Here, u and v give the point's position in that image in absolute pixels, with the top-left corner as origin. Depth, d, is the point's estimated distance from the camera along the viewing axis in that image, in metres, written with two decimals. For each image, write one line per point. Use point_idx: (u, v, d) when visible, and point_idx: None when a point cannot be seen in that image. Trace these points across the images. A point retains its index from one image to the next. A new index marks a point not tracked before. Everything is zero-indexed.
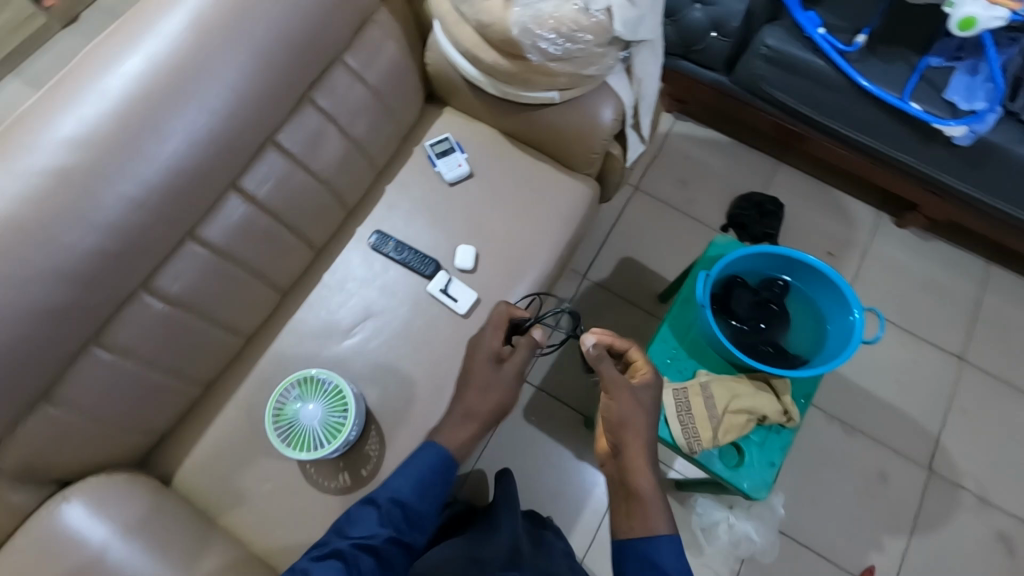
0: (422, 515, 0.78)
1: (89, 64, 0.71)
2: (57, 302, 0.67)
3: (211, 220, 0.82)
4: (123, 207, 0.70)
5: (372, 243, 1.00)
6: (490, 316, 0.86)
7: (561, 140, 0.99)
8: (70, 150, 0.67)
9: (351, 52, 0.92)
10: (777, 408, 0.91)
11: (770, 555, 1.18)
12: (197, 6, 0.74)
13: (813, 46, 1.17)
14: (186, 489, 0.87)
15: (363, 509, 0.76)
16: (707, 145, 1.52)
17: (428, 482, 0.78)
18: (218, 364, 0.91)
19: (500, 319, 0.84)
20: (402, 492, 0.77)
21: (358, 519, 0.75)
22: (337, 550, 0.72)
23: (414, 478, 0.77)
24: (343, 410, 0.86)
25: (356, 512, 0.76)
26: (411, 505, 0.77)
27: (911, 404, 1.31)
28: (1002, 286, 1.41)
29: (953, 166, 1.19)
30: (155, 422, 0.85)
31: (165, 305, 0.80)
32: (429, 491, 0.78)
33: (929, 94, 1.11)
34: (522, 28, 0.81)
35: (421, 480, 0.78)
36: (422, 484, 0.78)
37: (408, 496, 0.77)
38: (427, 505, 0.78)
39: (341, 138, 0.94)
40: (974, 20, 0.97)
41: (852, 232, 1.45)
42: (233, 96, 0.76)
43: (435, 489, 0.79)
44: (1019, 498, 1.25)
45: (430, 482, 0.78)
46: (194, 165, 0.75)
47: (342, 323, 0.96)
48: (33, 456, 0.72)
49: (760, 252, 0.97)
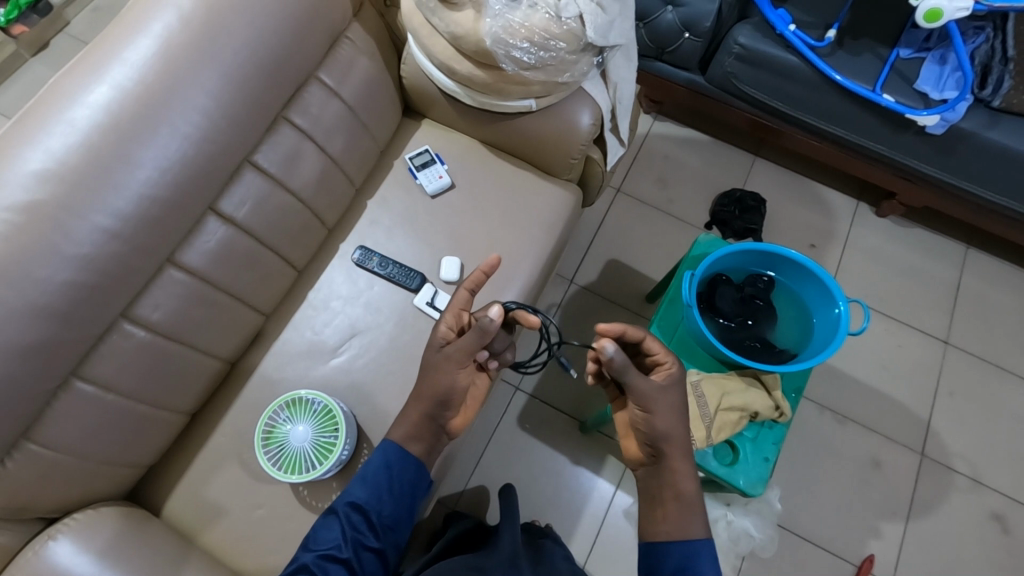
0: (390, 515, 0.75)
1: (56, 96, 0.70)
2: (34, 338, 0.66)
3: (189, 245, 0.81)
4: (98, 239, 0.69)
5: (356, 259, 0.99)
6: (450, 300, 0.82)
7: (541, 147, 0.99)
8: (39, 186, 0.66)
9: (324, 69, 0.91)
10: (768, 403, 0.92)
11: (769, 549, 1.19)
12: (163, 32, 0.74)
13: (785, 43, 1.18)
14: (178, 519, 0.86)
15: (327, 520, 0.74)
16: (685, 144, 1.53)
17: (387, 481, 0.76)
18: (205, 389, 0.89)
19: (460, 300, 0.80)
20: (360, 495, 0.75)
21: (322, 530, 0.73)
22: (303, 564, 0.70)
23: (369, 478, 0.75)
24: (334, 430, 0.86)
25: (319, 524, 0.74)
26: (374, 508, 0.74)
27: (901, 390, 1.32)
28: (982, 268, 1.43)
29: (927, 154, 1.21)
30: (143, 452, 0.84)
31: (147, 333, 0.78)
32: (391, 489, 0.75)
33: (900, 85, 1.13)
34: (494, 38, 0.80)
35: (379, 479, 0.75)
36: (382, 485, 0.75)
37: (366, 497, 0.75)
38: (395, 505, 0.76)
39: (318, 155, 0.93)
40: (940, 12, 0.98)
41: (833, 223, 1.47)
42: (205, 122, 0.76)
43: (399, 485, 0.76)
44: (1010, 475, 1.26)
45: (391, 480, 0.76)
46: (168, 193, 0.74)
47: (329, 341, 0.95)
48: (14, 498, 0.70)
49: (744, 249, 0.97)
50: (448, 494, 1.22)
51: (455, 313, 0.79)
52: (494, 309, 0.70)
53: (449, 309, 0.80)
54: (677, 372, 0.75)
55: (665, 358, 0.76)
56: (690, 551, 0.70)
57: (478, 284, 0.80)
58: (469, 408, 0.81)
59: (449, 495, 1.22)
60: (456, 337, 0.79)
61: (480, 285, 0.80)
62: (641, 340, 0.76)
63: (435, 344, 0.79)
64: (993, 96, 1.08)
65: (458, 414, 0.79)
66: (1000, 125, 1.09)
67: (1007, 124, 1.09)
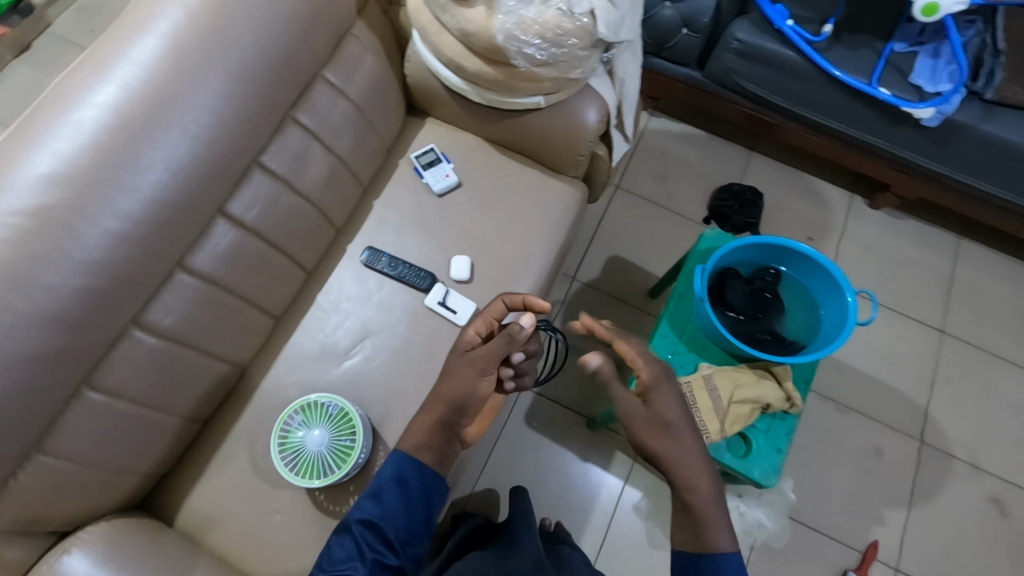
0: (406, 531, 0.74)
1: (62, 96, 0.69)
2: (46, 347, 0.64)
3: (199, 249, 0.79)
4: (107, 243, 0.67)
5: (364, 260, 0.98)
6: (486, 307, 0.84)
7: (548, 144, 0.99)
8: (47, 190, 0.64)
9: (330, 68, 0.90)
10: (779, 395, 0.93)
11: (781, 540, 1.20)
12: (169, 30, 0.72)
13: (782, 38, 1.19)
14: (191, 529, 0.84)
15: (339, 538, 0.73)
16: (683, 139, 1.54)
17: (398, 493, 0.75)
18: (214, 396, 0.88)
19: (493, 310, 0.82)
20: (372, 511, 0.74)
21: (335, 549, 0.72)
22: None
23: (381, 492, 0.74)
24: (351, 433, 0.85)
25: (331, 543, 0.73)
26: (389, 524, 0.73)
27: (901, 379, 1.34)
28: (973, 257, 1.46)
29: (924, 147, 1.23)
30: (155, 461, 0.82)
31: (158, 339, 0.77)
32: (405, 504, 0.75)
33: (896, 79, 1.15)
34: (507, 35, 0.80)
35: (391, 494, 0.74)
36: (394, 499, 0.74)
37: (380, 513, 0.74)
38: (409, 518, 0.75)
39: (326, 155, 0.92)
40: (938, 6, 1.01)
41: (829, 216, 1.49)
42: (213, 121, 0.74)
43: (413, 498, 0.75)
44: (1006, 458, 1.29)
45: (402, 491, 0.75)
46: (178, 195, 0.72)
47: (341, 343, 0.94)
48: (25, 511, 0.68)
49: (753, 242, 0.98)
50: (459, 494, 1.21)
51: (485, 320, 0.81)
52: (525, 319, 0.73)
53: (481, 315, 0.82)
54: (648, 376, 0.74)
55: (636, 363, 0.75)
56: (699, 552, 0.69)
57: (516, 306, 0.82)
58: (484, 418, 0.81)
59: (460, 495, 1.21)
60: (482, 344, 0.81)
61: (517, 308, 0.82)
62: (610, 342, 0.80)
63: (461, 345, 0.80)
64: (986, 88, 1.10)
65: (472, 422, 0.80)
66: (994, 117, 1.12)
67: (1000, 116, 1.12)
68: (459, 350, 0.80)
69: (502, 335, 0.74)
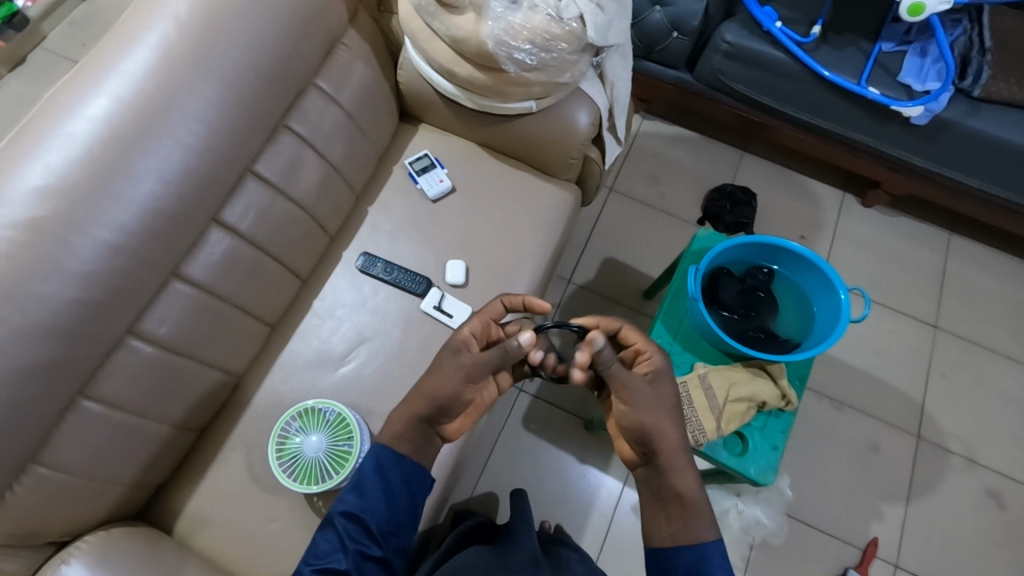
0: (390, 522, 0.74)
1: (54, 109, 0.69)
2: (42, 357, 0.64)
3: (193, 258, 0.79)
4: (101, 254, 0.67)
5: (359, 266, 0.99)
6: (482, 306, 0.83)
7: (540, 147, 1.00)
8: (40, 201, 0.65)
9: (321, 76, 0.91)
10: (774, 392, 0.93)
11: (780, 537, 1.21)
12: (160, 42, 0.72)
13: (771, 40, 1.20)
14: (190, 538, 0.84)
15: (324, 532, 0.73)
16: (675, 141, 1.55)
17: (380, 484, 0.75)
18: (211, 404, 0.88)
19: (491, 309, 0.81)
20: (355, 504, 0.74)
21: (320, 543, 0.72)
22: None
23: (363, 485, 0.74)
24: (348, 438, 0.86)
25: (317, 537, 0.73)
26: (371, 516, 0.73)
27: (896, 375, 1.35)
28: (964, 252, 1.48)
29: (913, 144, 1.24)
30: (151, 471, 0.82)
31: (154, 348, 0.77)
32: (387, 496, 0.74)
33: (884, 78, 1.16)
34: (496, 41, 0.81)
35: (373, 486, 0.74)
36: (375, 490, 0.74)
37: (363, 506, 0.73)
38: (392, 509, 0.74)
39: (319, 162, 0.92)
40: (923, 6, 1.02)
41: (821, 214, 1.50)
42: (206, 131, 0.75)
43: (395, 488, 0.75)
44: (1002, 451, 1.30)
45: (384, 483, 0.75)
46: (171, 205, 0.73)
47: (337, 349, 0.94)
48: (23, 523, 0.68)
49: (745, 241, 0.99)
50: (458, 498, 1.22)
51: (483, 319, 0.79)
52: (524, 335, 0.70)
53: (479, 314, 0.80)
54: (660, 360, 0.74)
55: (645, 347, 0.75)
56: (688, 552, 0.69)
57: (515, 307, 0.81)
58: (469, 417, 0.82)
59: (458, 499, 1.22)
60: (477, 347, 0.78)
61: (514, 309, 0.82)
62: (617, 330, 0.77)
63: (455, 343, 0.77)
64: (973, 86, 1.12)
65: (455, 419, 0.80)
66: (981, 113, 1.13)
67: (986, 113, 1.13)
68: (453, 347, 0.77)
69: (498, 347, 0.73)
